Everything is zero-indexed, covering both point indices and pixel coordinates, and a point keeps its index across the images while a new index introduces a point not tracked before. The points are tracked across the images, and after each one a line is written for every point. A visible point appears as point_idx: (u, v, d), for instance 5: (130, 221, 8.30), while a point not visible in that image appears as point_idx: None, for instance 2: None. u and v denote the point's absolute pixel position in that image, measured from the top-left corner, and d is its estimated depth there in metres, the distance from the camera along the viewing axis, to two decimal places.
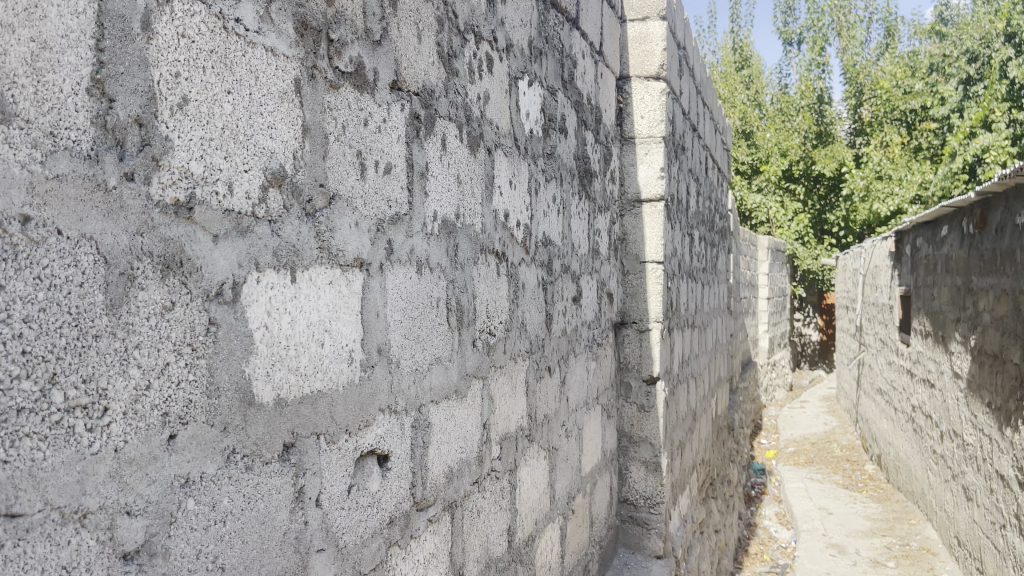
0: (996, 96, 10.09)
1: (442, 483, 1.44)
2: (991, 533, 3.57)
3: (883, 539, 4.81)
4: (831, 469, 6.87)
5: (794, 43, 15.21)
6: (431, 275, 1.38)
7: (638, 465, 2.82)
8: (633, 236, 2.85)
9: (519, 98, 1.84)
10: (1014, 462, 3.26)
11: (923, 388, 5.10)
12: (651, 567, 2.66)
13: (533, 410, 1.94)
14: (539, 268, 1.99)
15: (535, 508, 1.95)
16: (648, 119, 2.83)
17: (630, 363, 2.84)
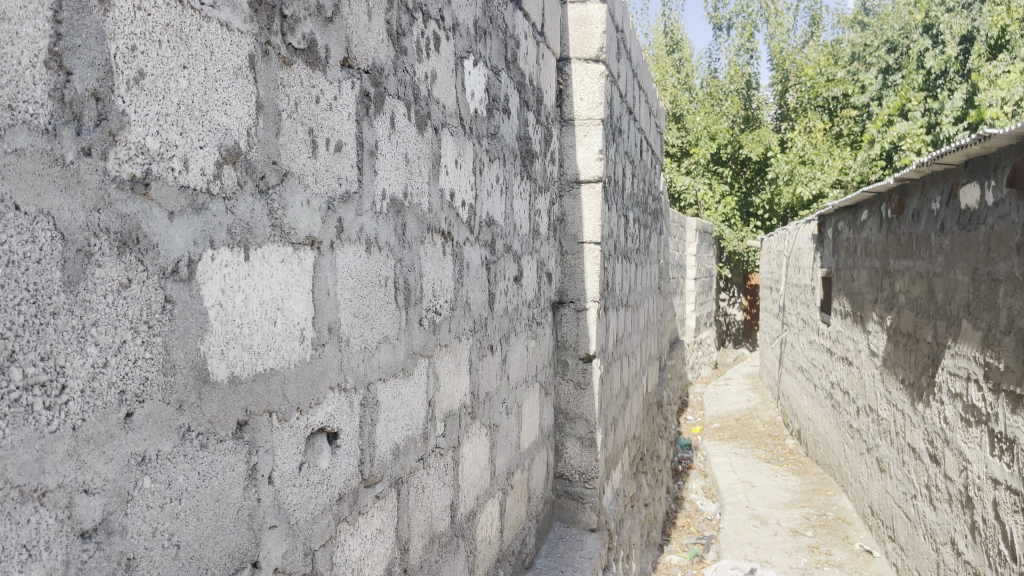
0: (913, 85, 10.51)
1: (389, 460, 1.45)
2: (902, 502, 3.78)
3: (802, 510, 5.03)
4: (754, 444, 7.13)
5: (723, 28, 15.48)
6: (379, 254, 1.38)
7: (574, 441, 2.89)
8: (571, 216, 2.90)
9: (465, 78, 1.85)
10: (925, 436, 3.45)
11: (841, 366, 5.34)
12: (585, 539, 2.73)
13: (475, 387, 1.96)
14: (483, 248, 2.01)
15: (476, 484, 1.98)
16: (587, 101, 2.87)
17: (567, 341, 2.89)
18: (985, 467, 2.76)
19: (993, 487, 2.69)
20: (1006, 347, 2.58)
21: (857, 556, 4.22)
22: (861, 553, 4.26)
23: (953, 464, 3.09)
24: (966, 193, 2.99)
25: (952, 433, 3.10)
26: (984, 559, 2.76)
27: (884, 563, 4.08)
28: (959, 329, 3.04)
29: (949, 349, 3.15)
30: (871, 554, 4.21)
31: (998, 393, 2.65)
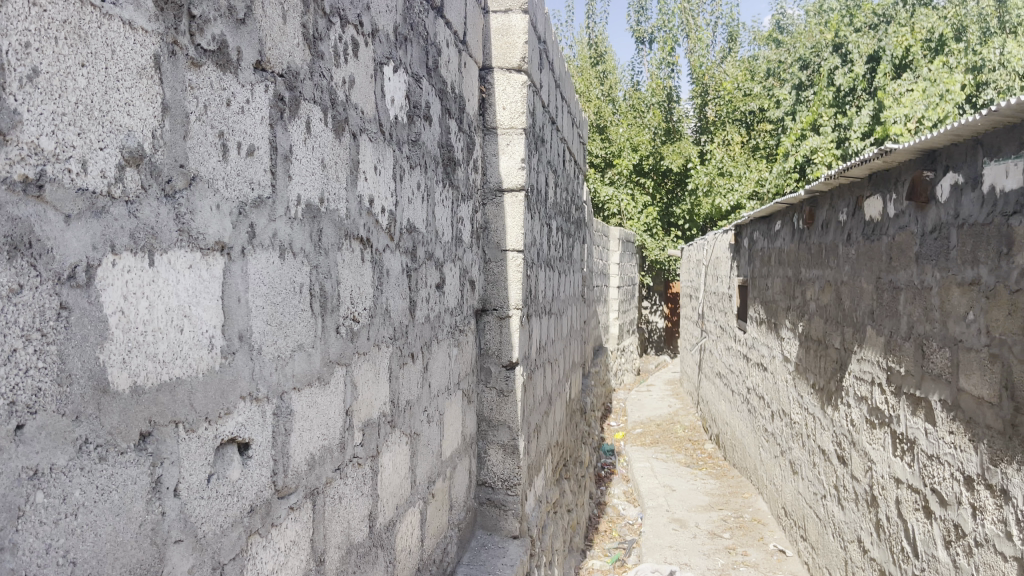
0: (824, 101, 10.87)
1: (304, 471, 1.42)
2: (813, 503, 3.92)
3: (720, 513, 5.16)
4: (675, 448, 7.27)
5: (646, 41, 15.81)
6: (293, 261, 1.36)
7: (496, 448, 2.89)
8: (494, 225, 2.91)
9: (384, 84, 1.84)
10: (834, 438, 3.59)
11: (756, 371, 5.51)
12: (507, 547, 2.73)
13: (395, 396, 1.94)
14: (403, 255, 1.99)
15: (396, 493, 1.96)
16: (509, 110, 2.89)
17: (490, 349, 2.90)
18: (889, 467, 2.88)
19: (896, 486, 2.81)
20: (906, 352, 2.71)
21: (771, 556, 4.35)
22: (774, 553, 4.40)
23: (859, 465, 3.22)
24: (871, 204, 3.13)
25: (858, 435, 3.23)
26: (888, 556, 2.88)
27: (796, 562, 4.21)
28: (864, 334, 3.18)
29: (855, 355, 3.28)
30: (784, 553, 4.35)
31: (900, 396, 2.78)
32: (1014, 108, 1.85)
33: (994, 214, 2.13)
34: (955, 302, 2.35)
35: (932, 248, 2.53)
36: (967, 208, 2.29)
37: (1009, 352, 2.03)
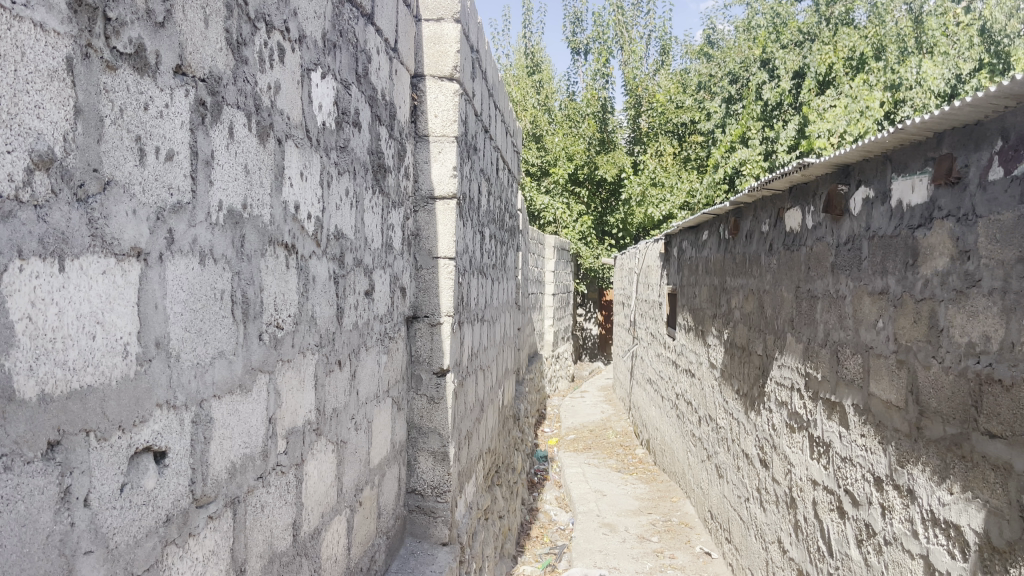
0: (753, 115, 11.19)
1: (224, 479, 1.40)
2: (737, 505, 4.03)
3: (649, 517, 5.25)
4: (606, 454, 7.37)
5: (581, 52, 16.04)
6: (214, 267, 1.34)
7: (427, 455, 2.89)
8: (426, 232, 2.92)
9: (312, 90, 1.83)
10: (756, 442, 3.70)
11: (685, 377, 5.63)
12: (436, 554, 2.73)
13: (321, 404, 1.93)
14: (330, 261, 1.99)
15: (321, 501, 1.94)
16: (441, 118, 2.89)
17: (420, 357, 2.89)
18: (806, 469, 2.99)
19: (812, 488, 2.92)
20: (823, 358, 2.82)
21: (697, 558, 4.46)
22: (700, 555, 4.51)
23: (779, 468, 3.33)
24: (791, 216, 3.25)
25: (779, 439, 3.34)
26: (806, 555, 2.98)
27: (721, 564, 4.32)
28: (784, 342, 3.29)
29: (776, 361, 3.40)
30: (710, 555, 4.46)
31: (816, 401, 2.89)
32: (918, 126, 1.95)
33: (901, 227, 2.23)
34: (866, 311, 2.46)
35: (845, 259, 2.64)
36: (877, 221, 2.40)
37: (915, 358, 2.14)
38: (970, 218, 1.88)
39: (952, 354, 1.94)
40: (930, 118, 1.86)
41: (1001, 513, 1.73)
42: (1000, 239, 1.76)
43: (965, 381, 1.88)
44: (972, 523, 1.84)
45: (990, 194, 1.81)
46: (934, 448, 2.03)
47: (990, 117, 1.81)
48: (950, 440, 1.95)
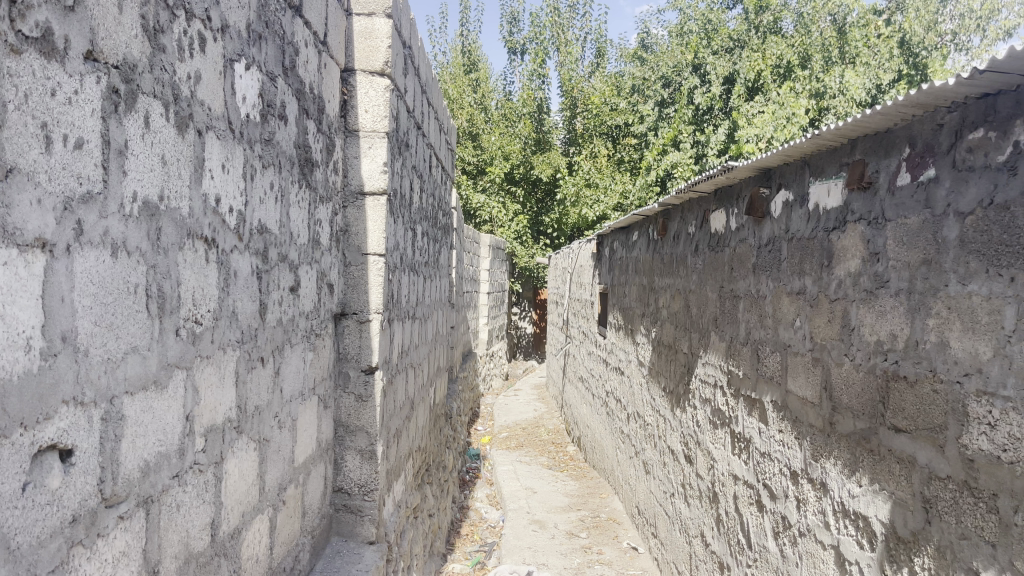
0: (685, 118, 11.40)
1: (136, 478, 1.36)
2: (663, 501, 4.11)
3: (578, 513, 5.33)
4: (538, 451, 7.43)
5: (518, 52, 16.09)
6: (127, 260, 1.30)
7: (354, 454, 2.85)
8: (355, 228, 2.89)
9: (235, 81, 1.80)
10: (681, 438, 3.78)
11: (614, 375, 5.72)
12: (363, 553, 2.71)
13: (243, 401, 1.90)
14: (253, 256, 1.95)
15: (242, 500, 1.91)
16: (372, 113, 2.87)
17: (349, 353, 2.87)
18: (728, 464, 3.07)
19: (733, 482, 3.00)
20: (744, 356, 2.90)
21: (624, 553, 4.55)
22: (627, 550, 4.60)
23: (703, 463, 3.41)
24: (716, 218, 3.33)
25: (703, 436, 3.42)
26: (727, 549, 3.07)
27: (647, 559, 4.42)
28: (708, 340, 3.37)
29: (700, 359, 3.48)
30: (636, 550, 4.56)
31: (738, 397, 2.97)
32: (833, 132, 2.02)
33: (817, 230, 2.31)
34: (785, 310, 2.54)
35: (766, 259, 2.72)
36: (795, 224, 2.48)
37: (828, 356, 2.22)
38: (880, 221, 1.96)
39: (863, 352, 2.02)
40: (844, 125, 1.93)
41: (905, 504, 1.81)
42: (906, 242, 1.84)
43: (874, 377, 1.96)
44: (879, 513, 1.92)
45: (898, 199, 1.89)
46: (845, 442, 2.11)
47: (898, 125, 1.89)
48: (860, 435, 2.03)
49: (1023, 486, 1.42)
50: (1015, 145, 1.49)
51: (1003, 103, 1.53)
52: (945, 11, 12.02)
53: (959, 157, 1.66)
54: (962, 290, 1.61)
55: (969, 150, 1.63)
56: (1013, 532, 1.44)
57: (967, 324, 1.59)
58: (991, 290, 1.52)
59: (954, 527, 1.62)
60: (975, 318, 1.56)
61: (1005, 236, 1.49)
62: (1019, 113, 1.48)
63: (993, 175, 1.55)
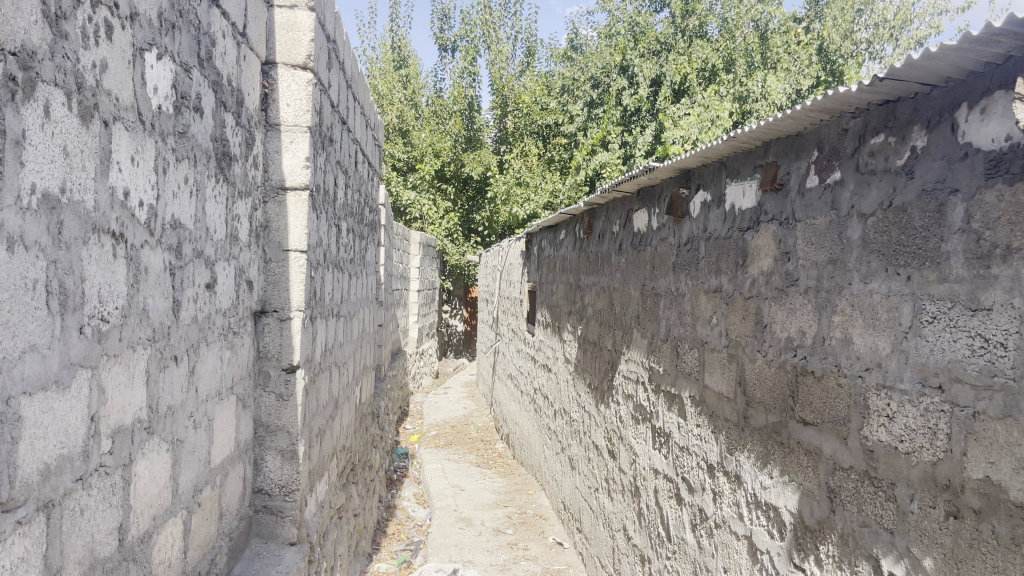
0: (613, 119, 11.56)
1: (35, 482, 1.31)
2: (588, 496, 4.18)
3: (504, 510, 5.37)
4: (466, 449, 7.44)
5: (448, 49, 16.02)
6: (25, 255, 1.25)
7: (274, 454, 2.80)
8: (276, 223, 2.83)
9: (145, 71, 1.74)
10: (605, 434, 3.84)
11: (542, 372, 5.77)
12: (284, 554, 2.67)
13: (154, 401, 1.84)
14: (165, 252, 1.90)
15: (153, 503, 1.85)
16: (294, 107, 2.82)
17: (269, 352, 2.81)
18: (649, 459, 3.13)
19: (654, 477, 3.06)
20: (664, 353, 2.96)
21: (550, 548, 4.64)
22: (553, 545, 4.69)
23: (625, 459, 3.47)
24: (638, 217, 3.39)
25: (625, 431, 3.48)
26: (648, 542, 3.13)
27: (572, 553, 4.52)
28: (630, 338, 3.43)
29: (623, 356, 3.54)
30: (561, 545, 4.65)
31: (658, 393, 3.03)
32: (747, 135, 2.08)
33: (732, 230, 2.38)
34: (702, 308, 2.61)
35: (685, 258, 2.78)
36: (713, 223, 2.55)
37: (743, 352, 2.28)
38: (791, 222, 2.03)
39: (774, 347, 2.09)
40: (756, 128, 1.99)
41: (812, 494, 1.88)
42: (814, 242, 1.91)
43: (784, 372, 2.03)
44: (788, 504, 1.99)
45: (808, 200, 1.96)
46: (757, 435, 2.18)
47: (807, 129, 1.96)
48: (771, 428, 2.10)
49: (918, 475, 1.49)
50: (912, 150, 1.56)
51: (902, 109, 1.60)
52: (861, 21, 12.50)
53: (863, 161, 1.73)
54: (864, 288, 1.68)
55: (872, 154, 1.70)
56: (909, 518, 1.51)
57: (869, 320, 1.66)
58: (889, 289, 1.59)
59: (856, 516, 1.69)
60: (876, 315, 1.63)
61: (903, 237, 1.56)
62: (917, 120, 1.55)
63: (892, 178, 1.62)
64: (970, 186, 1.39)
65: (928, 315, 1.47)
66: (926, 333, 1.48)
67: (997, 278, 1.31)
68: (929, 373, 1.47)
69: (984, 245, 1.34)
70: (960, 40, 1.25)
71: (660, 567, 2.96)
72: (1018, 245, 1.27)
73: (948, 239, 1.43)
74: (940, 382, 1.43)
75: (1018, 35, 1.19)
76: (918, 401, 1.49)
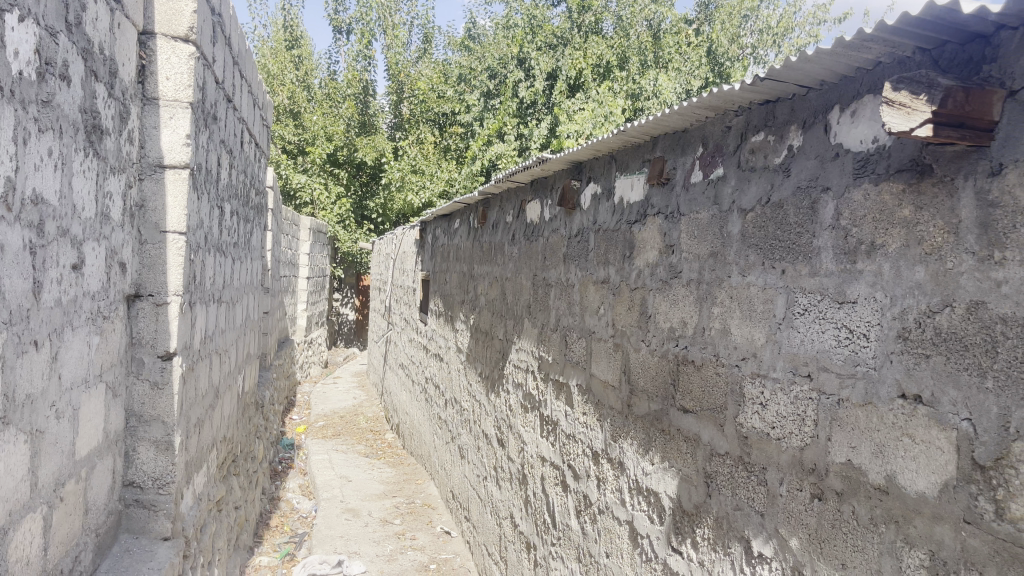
0: (509, 111, 11.61)
1: None
2: (476, 484, 4.19)
3: (392, 500, 5.34)
4: (355, 439, 7.33)
5: (343, 31, 15.62)
6: None
7: (147, 445, 2.66)
8: (153, 203, 2.69)
9: (5, 33, 1.60)
10: (495, 423, 3.86)
11: (433, 361, 5.75)
12: (156, 550, 2.54)
13: (10, 389, 1.70)
14: (25, 229, 1.76)
15: (8, 499, 1.72)
16: (173, 81, 2.68)
17: (143, 338, 2.66)
18: (536, 447, 3.17)
19: (541, 465, 3.10)
20: (554, 342, 2.99)
21: (437, 538, 4.65)
22: (440, 534, 4.71)
23: (514, 446, 3.50)
24: (531, 208, 3.41)
25: (514, 419, 3.51)
26: (534, 529, 3.17)
27: (459, 542, 4.56)
28: (521, 327, 3.45)
29: (514, 345, 3.56)
30: (449, 535, 4.68)
31: (547, 382, 3.07)
32: (637, 129, 2.12)
33: (621, 222, 2.43)
34: (590, 298, 2.65)
35: (575, 249, 2.82)
36: (602, 215, 2.59)
37: (628, 342, 2.33)
38: (675, 215, 2.09)
39: (657, 337, 2.15)
40: (644, 123, 2.03)
41: (689, 479, 1.95)
42: (696, 235, 1.97)
43: (666, 361, 2.09)
44: (668, 489, 2.05)
45: (692, 195, 2.02)
46: (640, 423, 2.23)
47: (693, 125, 2.02)
48: (653, 415, 2.16)
49: (787, 460, 1.56)
50: (789, 149, 1.63)
51: (780, 109, 1.67)
52: (746, 26, 13.04)
53: (744, 158, 1.79)
54: (743, 281, 1.75)
55: (752, 151, 1.76)
56: (778, 501, 1.58)
57: (747, 312, 1.73)
58: (765, 281, 1.66)
59: (730, 499, 1.75)
60: (752, 307, 1.70)
61: (779, 232, 1.63)
62: (794, 120, 1.62)
63: (770, 176, 1.68)
64: (840, 184, 1.46)
65: (800, 307, 1.54)
66: (798, 324, 1.55)
67: (862, 272, 1.37)
68: (800, 363, 1.54)
69: (852, 241, 1.41)
70: (834, 44, 1.30)
71: (546, 553, 3.00)
72: (881, 242, 1.34)
73: (819, 235, 1.50)
74: (810, 370, 1.50)
75: (887, 41, 1.25)
76: (790, 388, 1.56)
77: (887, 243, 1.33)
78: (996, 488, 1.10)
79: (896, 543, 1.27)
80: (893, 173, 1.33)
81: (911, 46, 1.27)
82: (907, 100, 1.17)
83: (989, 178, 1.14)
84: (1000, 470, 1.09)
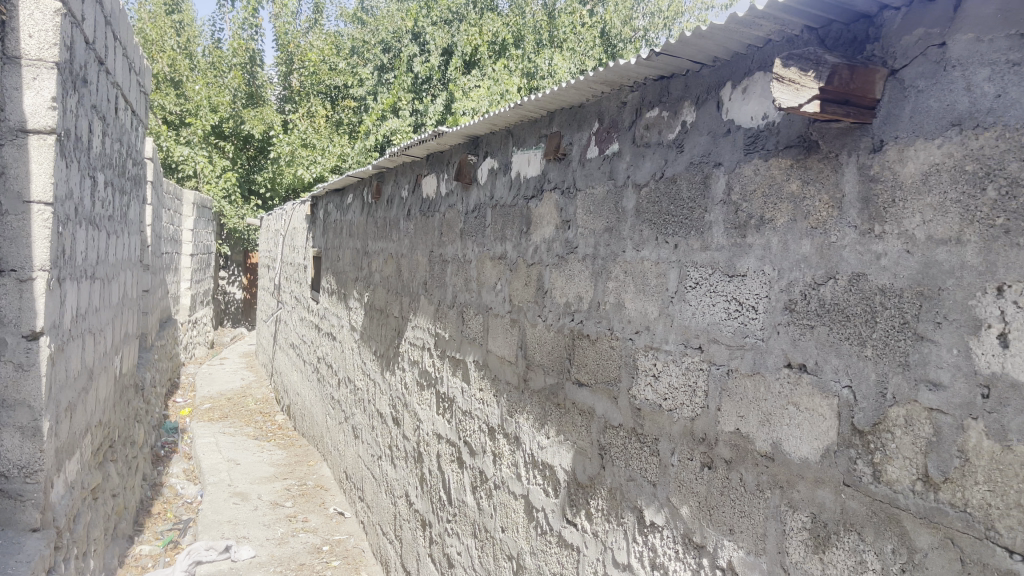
0: (404, 85, 11.47)
1: None
2: (371, 464, 4.13)
3: (283, 483, 5.21)
4: (243, 422, 7.10)
5: None
6: None
7: (12, 431, 2.46)
8: (14, 169, 2.47)
9: None
10: (389, 401, 3.81)
11: (326, 340, 5.61)
12: (25, 542, 2.37)
13: None
14: None
15: None
16: (38, 39, 2.48)
17: (5, 318, 2.44)
18: (432, 424, 3.14)
19: (436, 441, 3.08)
20: (450, 319, 2.97)
21: (330, 519, 4.57)
22: (333, 515, 4.63)
23: (409, 423, 3.46)
24: (427, 182, 3.36)
25: (410, 397, 3.47)
26: (429, 506, 3.16)
27: (353, 522, 4.50)
28: (417, 304, 3.40)
29: (410, 323, 3.51)
30: (342, 515, 4.61)
31: (443, 358, 3.04)
32: (533, 102, 2.10)
33: (517, 197, 2.42)
34: (487, 274, 2.63)
35: (471, 224, 2.80)
36: (499, 190, 2.57)
37: (524, 317, 2.33)
38: (570, 190, 2.09)
39: (553, 312, 2.15)
40: (541, 97, 2.01)
41: (584, 452, 1.97)
42: (592, 211, 1.98)
43: (561, 336, 2.10)
44: (563, 462, 2.07)
45: (587, 170, 2.03)
46: (536, 397, 2.24)
47: (590, 100, 2.02)
48: (549, 390, 2.16)
49: (678, 431, 1.60)
50: (682, 125, 1.65)
51: (674, 85, 1.69)
52: (640, 8, 13.15)
53: (638, 133, 1.81)
54: (637, 255, 1.77)
55: (647, 127, 1.78)
56: (669, 470, 1.61)
57: (640, 287, 1.75)
58: (659, 256, 1.68)
59: (623, 470, 1.78)
60: (646, 280, 1.72)
61: (672, 207, 1.65)
62: (687, 96, 1.64)
63: (664, 151, 1.70)
64: (731, 159, 1.49)
65: (692, 280, 1.57)
66: (690, 298, 1.58)
67: (751, 247, 1.41)
68: (691, 335, 1.57)
69: (742, 215, 1.44)
70: (727, 20, 1.32)
71: (441, 530, 2.99)
72: (769, 216, 1.38)
73: (711, 209, 1.53)
74: (701, 342, 1.54)
75: (777, 19, 1.28)
76: (681, 360, 1.59)
77: (775, 218, 1.36)
78: (874, 451, 1.15)
79: (781, 507, 1.32)
80: (782, 149, 1.36)
81: (799, 24, 1.31)
82: (795, 76, 1.19)
83: (870, 154, 1.19)
84: (878, 434, 1.15)
